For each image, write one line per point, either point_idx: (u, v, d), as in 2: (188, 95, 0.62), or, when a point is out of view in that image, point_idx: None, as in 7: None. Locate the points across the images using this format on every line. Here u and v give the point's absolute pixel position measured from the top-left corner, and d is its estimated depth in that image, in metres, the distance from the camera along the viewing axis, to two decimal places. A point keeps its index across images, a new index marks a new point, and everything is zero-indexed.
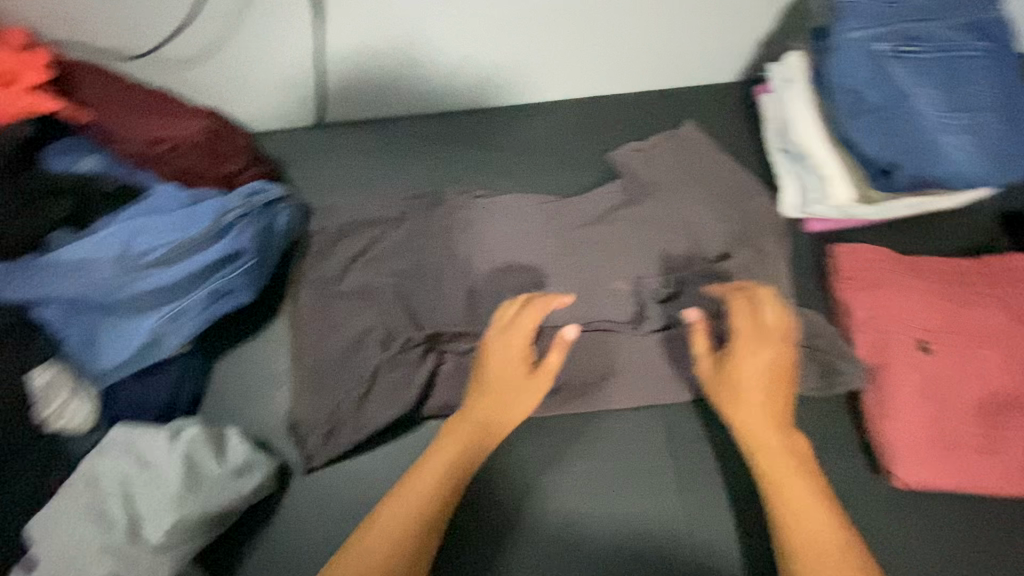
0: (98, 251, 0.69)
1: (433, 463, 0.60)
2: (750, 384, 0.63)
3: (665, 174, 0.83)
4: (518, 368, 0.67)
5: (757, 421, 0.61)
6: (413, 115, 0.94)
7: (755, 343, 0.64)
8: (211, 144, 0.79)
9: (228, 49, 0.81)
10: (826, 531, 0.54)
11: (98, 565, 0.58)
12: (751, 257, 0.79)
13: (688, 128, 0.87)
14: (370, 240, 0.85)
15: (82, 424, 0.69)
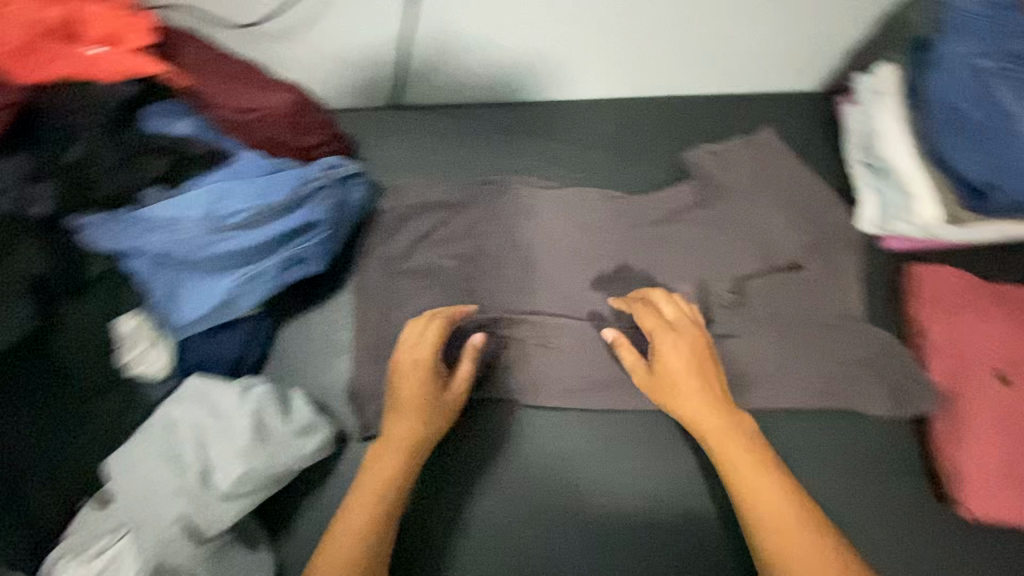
0: (187, 210, 0.72)
1: (376, 473, 0.64)
2: (678, 374, 0.65)
3: (739, 179, 0.82)
4: (428, 378, 0.69)
5: (697, 407, 0.64)
6: (487, 102, 0.95)
7: (667, 330, 0.68)
8: (295, 116, 0.80)
9: (319, 26, 0.83)
10: (769, 492, 0.58)
11: (173, 504, 0.61)
12: (824, 269, 0.77)
13: (765, 134, 0.85)
14: (439, 221, 0.87)
15: (158, 373, 0.72)
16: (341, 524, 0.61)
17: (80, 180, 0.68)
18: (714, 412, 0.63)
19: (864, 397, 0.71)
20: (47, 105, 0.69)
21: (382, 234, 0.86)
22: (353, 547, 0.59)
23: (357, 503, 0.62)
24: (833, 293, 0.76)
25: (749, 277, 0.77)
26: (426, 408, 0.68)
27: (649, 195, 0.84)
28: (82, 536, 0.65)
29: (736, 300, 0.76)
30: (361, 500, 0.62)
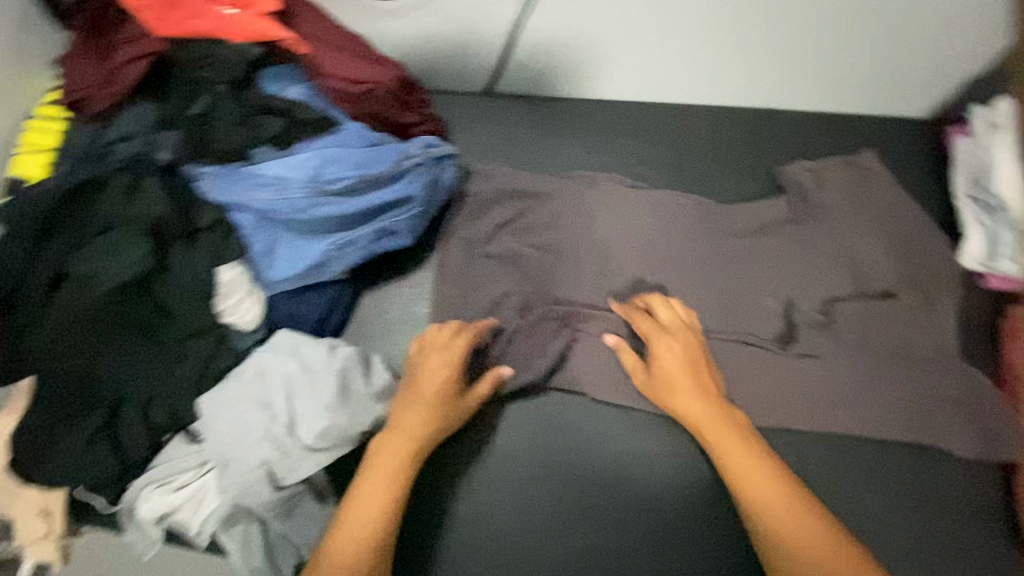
0: (294, 172, 0.75)
1: (385, 460, 0.64)
2: (673, 372, 0.68)
3: (837, 201, 0.81)
4: (450, 379, 0.69)
5: (693, 403, 0.66)
6: (583, 96, 0.95)
7: (660, 333, 0.71)
8: (400, 93, 0.83)
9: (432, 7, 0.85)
10: (765, 483, 0.60)
11: (262, 447, 0.66)
12: (920, 302, 0.75)
13: (867, 157, 0.83)
14: (524, 209, 0.87)
15: (249, 323, 0.74)
16: (353, 509, 0.61)
17: (199, 131, 0.73)
18: (705, 404, 0.66)
19: (951, 436, 0.70)
20: (178, 59, 0.73)
21: (467, 217, 0.87)
22: (363, 536, 0.60)
23: (368, 488, 0.62)
24: (928, 330, 0.74)
25: (838, 300, 0.76)
26: (444, 401, 0.69)
27: (742, 206, 0.82)
28: (170, 468, 0.70)
29: (824, 322, 0.74)
30: (371, 488, 0.62)
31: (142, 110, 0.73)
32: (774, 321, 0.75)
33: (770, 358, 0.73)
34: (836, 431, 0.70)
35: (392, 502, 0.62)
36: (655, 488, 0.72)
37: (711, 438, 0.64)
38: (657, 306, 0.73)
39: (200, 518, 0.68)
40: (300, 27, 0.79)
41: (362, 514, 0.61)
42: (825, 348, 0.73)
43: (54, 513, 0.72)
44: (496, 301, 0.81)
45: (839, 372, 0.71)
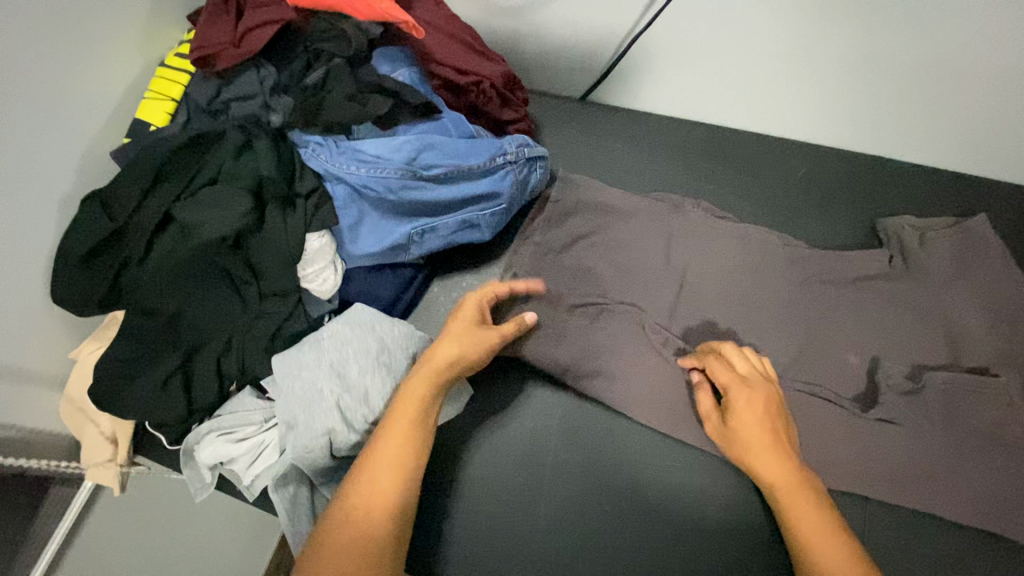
0: (393, 153, 0.75)
1: (411, 392, 0.61)
2: (752, 428, 0.63)
3: (941, 263, 0.76)
4: (472, 320, 0.67)
5: (770, 462, 0.61)
6: (681, 120, 0.96)
7: (742, 387, 0.65)
8: (503, 89, 0.85)
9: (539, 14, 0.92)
10: (844, 558, 0.55)
11: (329, 416, 0.66)
12: (1017, 382, 0.69)
13: (981, 220, 0.77)
14: (600, 225, 0.83)
15: (324, 292, 0.77)
16: (370, 469, 0.56)
17: (312, 99, 0.75)
18: (784, 464, 0.61)
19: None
20: (304, 33, 0.78)
21: (544, 220, 0.85)
22: (381, 501, 0.55)
23: (381, 441, 0.58)
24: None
25: (926, 368, 0.72)
26: (476, 337, 0.66)
27: (834, 254, 0.79)
28: (235, 419, 0.71)
29: (912, 388, 0.70)
30: (390, 444, 0.57)
31: (262, 74, 0.76)
32: (851, 379, 0.73)
33: (842, 415, 0.70)
34: (906, 505, 0.66)
35: (405, 460, 0.57)
36: (715, 532, 0.68)
37: (786, 501, 0.59)
38: (742, 357, 0.68)
39: (254, 473, 0.70)
40: (418, 17, 0.83)
41: (374, 469, 0.56)
42: (907, 416, 0.69)
43: (121, 441, 0.76)
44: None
45: (918, 444, 0.67)
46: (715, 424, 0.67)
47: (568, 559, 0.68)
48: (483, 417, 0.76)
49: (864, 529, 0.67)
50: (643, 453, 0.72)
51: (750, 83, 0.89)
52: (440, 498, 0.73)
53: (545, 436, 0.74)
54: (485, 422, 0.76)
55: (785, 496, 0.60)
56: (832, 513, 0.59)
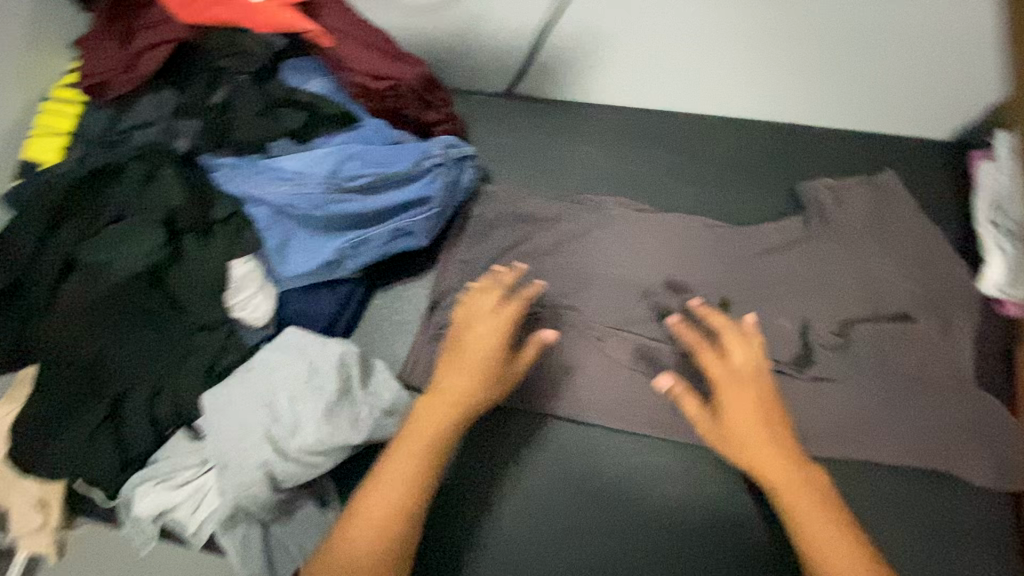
0: (313, 166, 0.74)
1: (406, 444, 0.60)
2: (746, 429, 0.60)
3: (859, 220, 0.79)
4: (489, 348, 0.64)
5: (773, 466, 0.59)
6: (607, 104, 0.94)
7: (733, 386, 0.62)
8: (423, 91, 0.82)
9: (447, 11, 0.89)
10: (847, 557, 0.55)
11: (259, 451, 0.63)
12: (934, 324, 0.74)
13: (888, 177, 0.82)
14: (528, 232, 0.84)
15: (258, 319, 0.74)
16: (365, 512, 0.57)
17: (219, 119, 0.73)
18: (786, 464, 0.59)
19: (961, 459, 0.69)
20: (201, 50, 0.75)
21: (477, 226, 0.86)
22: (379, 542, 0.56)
23: (378, 483, 0.58)
24: (946, 353, 0.72)
25: (855, 321, 0.75)
26: (489, 363, 0.63)
27: (757, 225, 0.82)
28: (172, 465, 0.68)
29: (841, 344, 0.73)
30: (387, 487, 0.58)
31: (160, 98, 0.73)
32: (790, 343, 0.74)
33: (784, 378, 0.72)
34: (845, 456, 0.70)
35: (403, 503, 0.58)
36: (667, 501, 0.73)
37: (790, 504, 0.58)
38: (733, 337, 0.64)
39: (200, 519, 0.66)
40: (326, 22, 0.79)
41: (370, 512, 0.57)
42: (839, 370, 0.72)
43: (51, 504, 0.70)
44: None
45: (848, 395, 0.71)
46: (704, 415, 0.62)
47: (535, 548, 0.71)
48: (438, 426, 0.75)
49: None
50: (597, 439, 0.75)
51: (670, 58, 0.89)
52: None
53: (501, 433, 0.76)
54: None
55: (791, 500, 0.58)
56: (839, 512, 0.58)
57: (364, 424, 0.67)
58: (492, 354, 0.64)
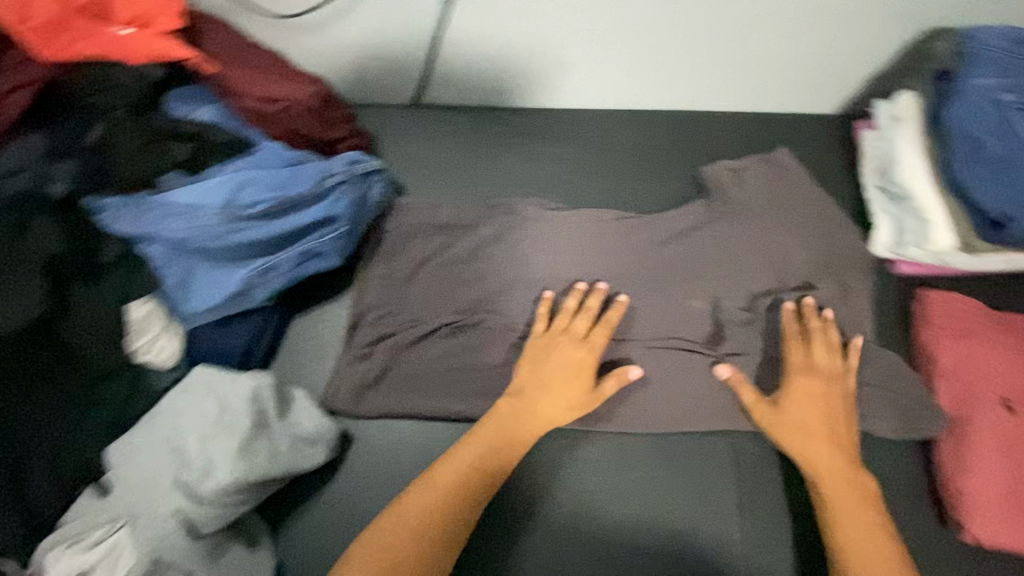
0: (206, 198, 0.71)
1: (475, 444, 0.66)
2: (802, 415, 0.68)
3: (760, 195, 0.82)
4: (575, 367, 0.70)
5: (814, 451, 0.66)
6: (512, 107, 0.96)
7: (804, 379, 0.70)
8: (320, 109, 0.81)
9: (335, 28, 0.85)
10: (870, 542, 0.60)
11: (167, 501, 0.62)
12: (834, 290, 0.77)
13: (782, 153, 0.85)
14: (442, 243, 0.83)
15: (166, 361, 0.71)
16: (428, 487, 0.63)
17: (98, 160, 0.70)
18: (832, 455, 0.66)
19: (874, 416, 0.71)
20: (70, 86, 0.71)
21: (393, 239, 0.84)
22: (435, 516, 0.61)
23: (450, 462, 0.65)
24: (846, 317, 0.76)
25: (763, 295, 0.78)
26: (572, 382, 0.70)
27: (664, 212, 0.84)
28: (81, 529, 0.63)
29: (748, 318, 0.76)
30: (454, 466, 0.64)
31: (31, 142, 0.70)
32: (701, 323, 0.77)
33: (696, 358, 0.75)
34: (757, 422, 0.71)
35: (465, 483, 0.64)
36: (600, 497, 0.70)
37: (825, 488, 0.64)
38: (821, 343, 0.72)
39: None
40: (209, 48, 0.78)
41: (433, 488, 0.63)
42: (749, 344, 0.75)
43: None
44: (429, 320, 0.78)
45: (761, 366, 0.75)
46: (760, 400, 0.70)
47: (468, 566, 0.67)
48: (364, 448, 0.74)
49: (729, 454, 0.72)
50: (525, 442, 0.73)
51: (574, 58, 0.88)
52: (326, 542, 0.69)
53: (426, 447, 0.73)
54: (370, 450, 0.74)
55: (832, 490, 0.64)
56: (874, 511, 0.63)
57: (284, 457, 0.66)
58: (576, 373, 0.70)
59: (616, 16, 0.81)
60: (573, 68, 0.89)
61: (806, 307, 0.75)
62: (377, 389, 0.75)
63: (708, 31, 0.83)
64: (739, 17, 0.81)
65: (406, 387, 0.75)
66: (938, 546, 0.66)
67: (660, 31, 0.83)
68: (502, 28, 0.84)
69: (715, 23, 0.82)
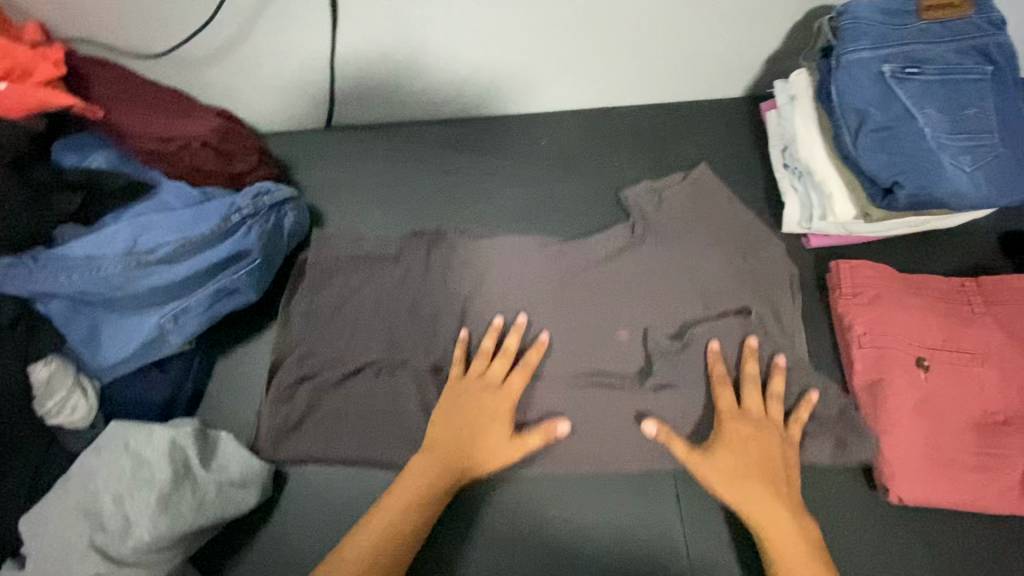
0: (105, 247, 0.70)
1: (398, 499, 0.64)
2: (741, 460, 0.64)
3: (685, 214, 0.83)
4: (494, 410, 0.70)
5: (756, 500, 0.62)
6: (426, 121, 0.96)
7: (737, 421, 0.67)
8: (220, 143, 0.79)
9: (227, 59, 0.82)
10: None
11: (86, 564, 0.59)
12: (767, 313, 0.77)
13: (702, 170, 0.86)
14: (364, 280, 0.81)
15: (81, 421, 0.69)
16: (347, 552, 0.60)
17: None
18: (776, 507, 0.62)
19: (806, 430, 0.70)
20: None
21: (315, 270, 0.82)
22: None
23: (371, 523, 0.62)
24: (770, 314, 0.77)
25: (692, 323, 0.77)
26: (493, 430, 0.68)
27: (587, 238, 0.84)
28: None
29: (678, 347, 0.75)
30: (374, 525, 0.62)
31: None
32: (626, 318, 0.78)
33: (621, 394, 0.74)
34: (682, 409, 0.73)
35: (386, 543, 0.61)
36: (540, 500, 0.72)
37: (771, 543, 0.60)
38: (753, 385, 0.70)
39: None
40: (97, 93, 0.76)
41: (353, 551, 0.60)
42: (679, 376, 0.74)
43: None
44: (356, 357, 0.77)
45: (692, 376, 0.74)
46: (693, 450, 0.67)
47: None
48: (302, 483, 0.74)
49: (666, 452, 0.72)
50: None
51: (481, 66, 0.87)
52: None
53: (363, 474, 0.74)
54: (311, 485, 0.74)
55: (779, 544, 0.60)
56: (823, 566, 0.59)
57: (208, 502, 0.64)
58: (497, 420, 0.69)
59: (513, 18, 0.80)
60: (484, 77, 0.89)
61: (745, 348, 0.73)
62: (304, 428, 0.74)
63: (607, 29, 0.82)
64: (636, 12, 0.80)
65: (336, 419, 0.74)
66: (866, 508, 0.69)
67: (564, 34, 0.83)
68: (399, 43, 0.81)
69: (618, 20, 0.81)
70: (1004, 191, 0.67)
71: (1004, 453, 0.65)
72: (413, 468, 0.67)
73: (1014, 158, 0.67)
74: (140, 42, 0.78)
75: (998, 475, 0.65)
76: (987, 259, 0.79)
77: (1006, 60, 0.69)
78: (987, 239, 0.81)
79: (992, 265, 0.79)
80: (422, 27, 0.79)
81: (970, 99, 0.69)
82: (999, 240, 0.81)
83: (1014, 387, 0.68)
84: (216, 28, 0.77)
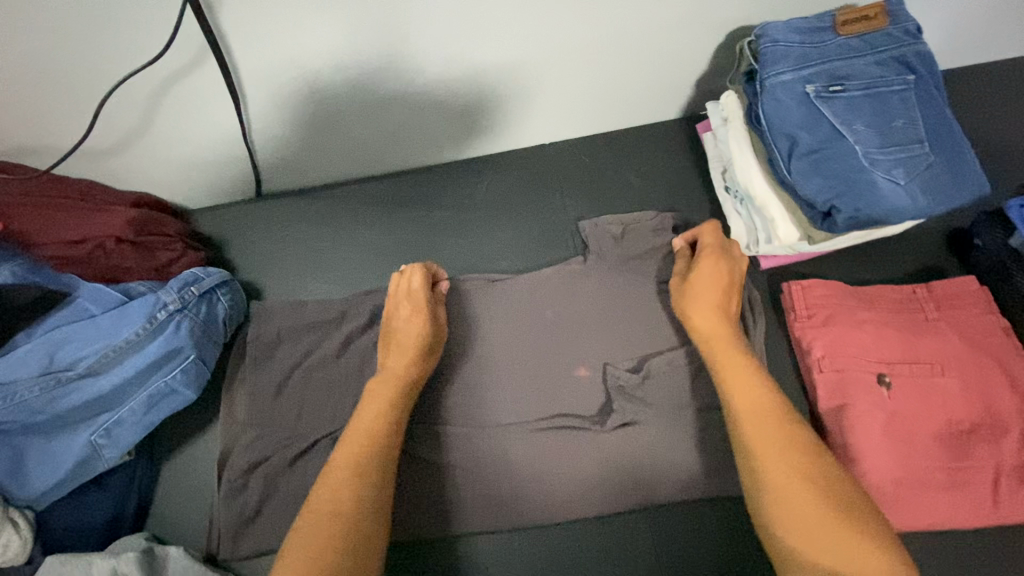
0: (19, 369, 0.66)
1: (371, 407, 0.65)
2: (705, 285, 0.68)
3: (639, 258, 0.80)
4: (417, 318, 0.72)
5: (709, 321, 0.66)
6: (363, 179, 0.92)
7: (712, 255, 0.70)
8: (136, 237, 0.75)
9: (135, 147, 0.77)
10: (769, 414, 0.57)
11: None
12: None
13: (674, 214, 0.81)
14: (309, 347, 0.77)
15: (17, 556, 0.63)
16: (337, 465, 0.59)
17: None
18: (728, 339, 0.64)
19: None
20: None
21: (256, 345, 0.78)
22: (347, 492, 0.57)
23: (353, 433, 0.62)
24: None
25: (649, 356, 0.75)
26: (422, 335, 0.71)
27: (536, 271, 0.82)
28: None
29: (638, 380, 0.73)
30: (356, 434, 0.62)
31: None
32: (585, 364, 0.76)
33: (585, 437, 0.72)
34: (652, 461, 0.71)
35: (370, 445, 0.61)
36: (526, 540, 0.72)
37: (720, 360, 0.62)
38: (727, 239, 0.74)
39: None
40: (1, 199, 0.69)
41: (342, 462, 0.60)
42: (643, 412, 0.72)
43: None
44: (306, 431, 0.73)
45: (660, 427, 0.72)
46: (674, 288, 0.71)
47: None
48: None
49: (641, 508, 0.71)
50: (431, 530, 0.71)
51: (411, 124, 0.83)
52: None
53: None
54: None
55: (724, 363, 0.62)
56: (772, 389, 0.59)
57: None
58: (417, 323, 0.71)
59: (438, 80, 0.76)
60: (415, 132, 0.85)
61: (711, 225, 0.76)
62: (260, 520, 0.71)
63: (536, 77, 0.79)
64: (564, 57, 0.77)
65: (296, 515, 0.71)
66: None
67: (490, 82, 0.78)
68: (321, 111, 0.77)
69: (546, 66, 0.78)
70: (939, 201, 0.66)
71: (969, 466, 0.65)
72: (375, 386, 0.67)
73: (945, 165, 0.67)
74: (35, 142, 0.73)
75: (965, 490, 0.65)
76: (934, 262, 0.79)
77: (924, 68, 0.69)
78: (934, 240, 0.81)
79: (940, 267, 0.79)
80: (341, 96, 0.75)
81: (896, 109, 0.68)
82: (945, 240, 0.80)
83: (975, 395, 0.68)
84: (118, 119, 0.72)
